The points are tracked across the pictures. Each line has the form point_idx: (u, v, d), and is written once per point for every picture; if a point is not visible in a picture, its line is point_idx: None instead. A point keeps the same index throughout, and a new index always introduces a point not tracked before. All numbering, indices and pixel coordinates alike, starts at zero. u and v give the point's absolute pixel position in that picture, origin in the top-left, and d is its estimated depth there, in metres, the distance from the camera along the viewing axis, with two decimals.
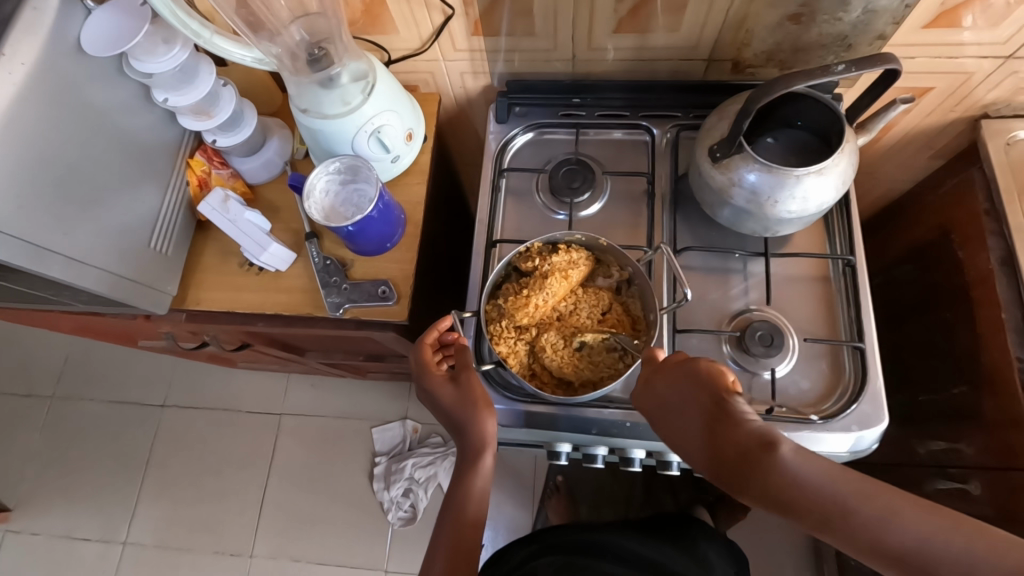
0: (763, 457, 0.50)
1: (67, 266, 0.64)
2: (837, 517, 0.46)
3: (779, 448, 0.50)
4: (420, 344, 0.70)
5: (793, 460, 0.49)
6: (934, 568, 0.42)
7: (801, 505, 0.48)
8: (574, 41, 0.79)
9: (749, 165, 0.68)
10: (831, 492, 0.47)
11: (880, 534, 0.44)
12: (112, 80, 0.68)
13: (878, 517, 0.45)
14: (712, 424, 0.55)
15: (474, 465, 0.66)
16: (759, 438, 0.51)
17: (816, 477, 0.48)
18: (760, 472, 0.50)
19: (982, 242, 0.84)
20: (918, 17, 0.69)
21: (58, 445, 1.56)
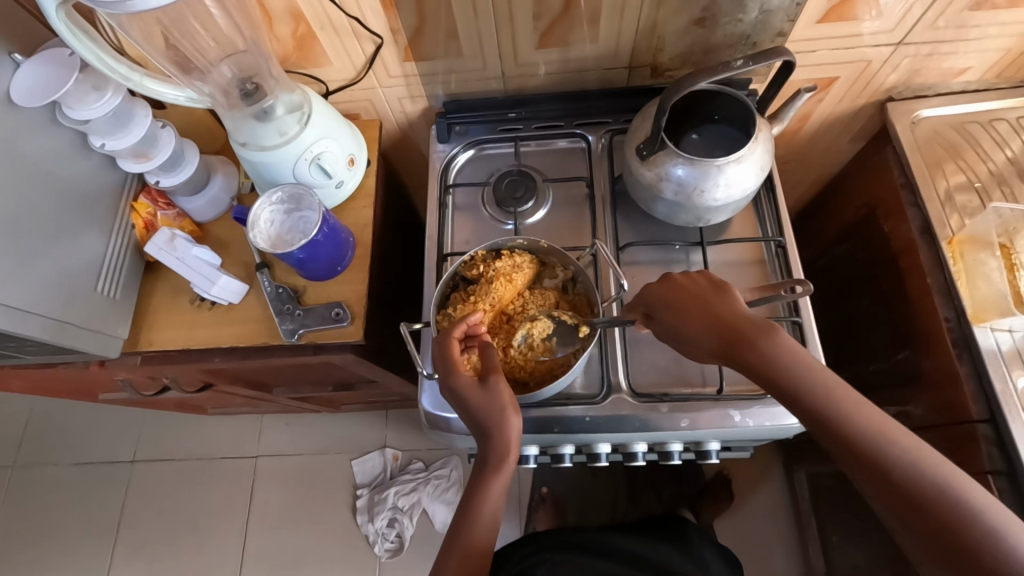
0: (771, 337, 0.55)
1: (9, 315, 0.64)
2: (814, 395, 0.52)
3: (779, 331, 0.55)
4: (449, 337, 0.65)
5: (788, 342, 0.55)
6: (884, 451, 0.49)
7: (799, 379, 0.53)
8: (502, 59, 0.83)
9: (674, 160, 0.72)
10: (819, 377, 0.53)
11: (849, 418, 0.51)
12: (46, 129, 0.68)
13: (852, 407, 0.52)
14: (721, 308, 0.57)
15: (496, 471, 0.62)
16: (764, 321, 0.56)
17: (806, 359, 0.54)
18: (763, 348, 0.54)
19: (902, 214, 0.90)
20: (811, 13, 0.76)
21: (22, 515, 1.49)
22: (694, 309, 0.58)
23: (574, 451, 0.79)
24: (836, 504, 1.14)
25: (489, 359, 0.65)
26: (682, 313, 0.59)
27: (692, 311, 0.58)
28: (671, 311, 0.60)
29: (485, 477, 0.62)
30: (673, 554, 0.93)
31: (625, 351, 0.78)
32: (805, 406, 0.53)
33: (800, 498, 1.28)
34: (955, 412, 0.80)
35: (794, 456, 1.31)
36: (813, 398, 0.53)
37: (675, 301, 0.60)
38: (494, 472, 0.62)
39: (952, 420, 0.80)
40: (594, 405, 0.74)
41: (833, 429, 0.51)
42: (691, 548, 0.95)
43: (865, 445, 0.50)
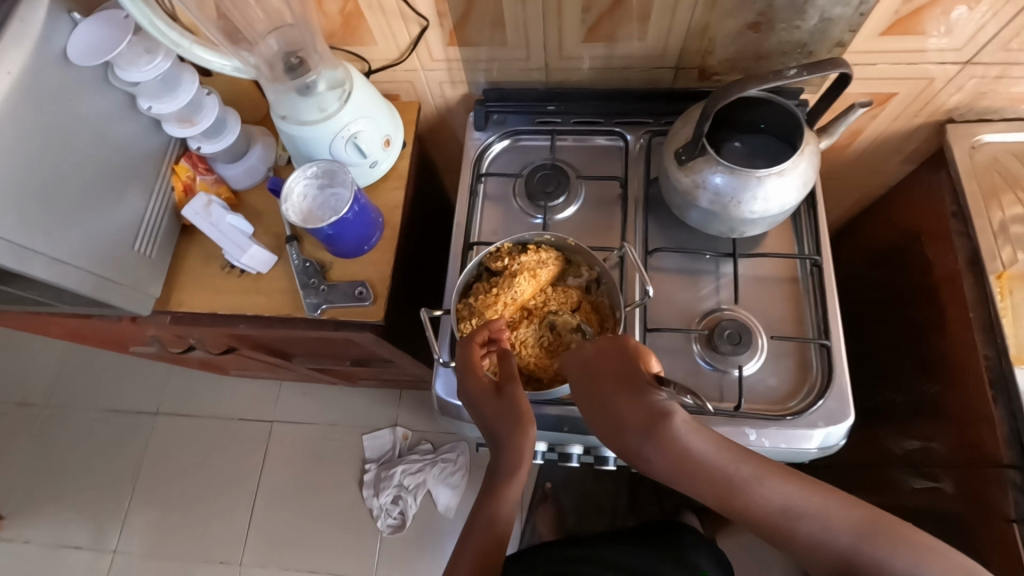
0: (658, 429, 0.48)
1: (51, 266, 0.66)
2: (710, 485, 0.47)
3: (672, 423, 0.48)
4: (468, 341, 0.66)
5: (681, 432, 0.48)
6: (794, 525, 0.44)
7: (692, 478, 0.47)
8: (546, 50, 0.82)
9: (713, 168, 0.70)
10: (715, 464, 0.46)
11: (748, 497, 0.45)
12: (98, 89, 0.71)
13: (754, 487, 0.45)
14: (616, 393, 0.52)
15: (508, 483, 0.57)
16: (656, 410, 0.49)
17: (700, 448, 0.47)
18: (649, 442, 0.49)
19: (949, 243, 0.86)
20: (874, 24, 0.72)
21: (51, 453, 1.57)
22: (596, 391, 0.54)
23: (582, 452, 0.79)
24: None
25: (506, 366, 0.63)
26: (586, 395, 0.55)
27: (592, 399, 0.54)
28: (580, 389, 0.56)
29: (499, 484, 0.58)
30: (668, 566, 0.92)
31: None
32: (710, 500, 0.48)
33: None
34: (981, 453, 0.77)
35: None
36: (710, 492, 0.47)
37: (585, 380, 0.56)
38: (506, 484, 0.57)
39: (975, 459, 0.78)
40: None
41: (738, 513, 0.46)
42: (688, 561, 0.93)
43: (776, 525, 0.44)
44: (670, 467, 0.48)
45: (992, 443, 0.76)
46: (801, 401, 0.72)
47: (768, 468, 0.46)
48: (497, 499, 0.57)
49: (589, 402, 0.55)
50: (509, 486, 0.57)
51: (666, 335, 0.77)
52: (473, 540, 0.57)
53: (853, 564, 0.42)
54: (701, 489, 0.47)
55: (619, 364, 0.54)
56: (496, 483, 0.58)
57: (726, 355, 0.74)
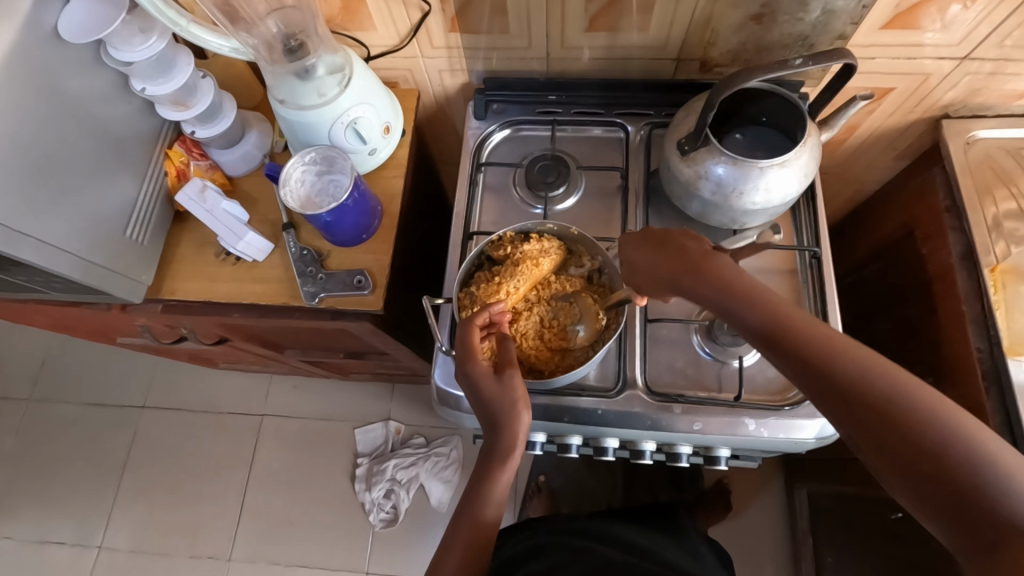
0: (710, 258, 0.56)
1: (39, 250, 0.64)
2: (753, 313, 0.52)
3: (724, 258, 0.56)
4: (470, 324, 0.64)
5: (733, 264, 0.55)
6: (828, 364, 0.48)
7: (736, 301, 0.53)
8: (548, 38, 0.81)
9: (716, 158, 0.70)
10: (764, 298, 0.52)
11: (791, 332, 0.50)
12: (89, 68, 0.68)
13: (798, 322, 0.50)
14: (675, 237, 0.59)
15: (502, 465, 0.62)
16: (711, 249, 0.57)
17: (750, 282, 0.53)
18: (701, 267, 0.55)
19: (944, 238, 0.87)
20: (875, 18, 0.72)
21: (34, 448, 1.53)
22: (655, 240, 0.61)
23: (580, 443, 0.78)
24: (836, 526, 1.12)
25: (506, 352, 0.64)
26: (644, 245, 0.61)
27: (648, 241, 0.61)
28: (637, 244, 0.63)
29: (491, 470, 0.62)
30: (670, 546, 0.90)
31: (643, 348, 0.76)
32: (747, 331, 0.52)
33: (798, 515, 1.25)
34: None
35: (795, 472, 1.29)
36: (757, 321, 0.52)
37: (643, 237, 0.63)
38: (499, 466, 0.61)
39: None
40: (606, 399, 0.73)
41: (780, 350, 0.50)
42: (687, 542, 0.91)
43: (815, 365, 0.48)
44: (718, 289, 0.54)
45: None
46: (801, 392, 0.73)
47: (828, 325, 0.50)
48: (488, 483, 0.62)
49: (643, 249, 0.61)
50: (503, 467, 0.61)
51: (667, 325, 0.78)
52: (465, 523, 0.61)
53: (897, 415, 0.44)
54: (749, 318, 0.52)
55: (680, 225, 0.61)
56: (489, 465, 0.62)
57: (726, 346, 0.74)
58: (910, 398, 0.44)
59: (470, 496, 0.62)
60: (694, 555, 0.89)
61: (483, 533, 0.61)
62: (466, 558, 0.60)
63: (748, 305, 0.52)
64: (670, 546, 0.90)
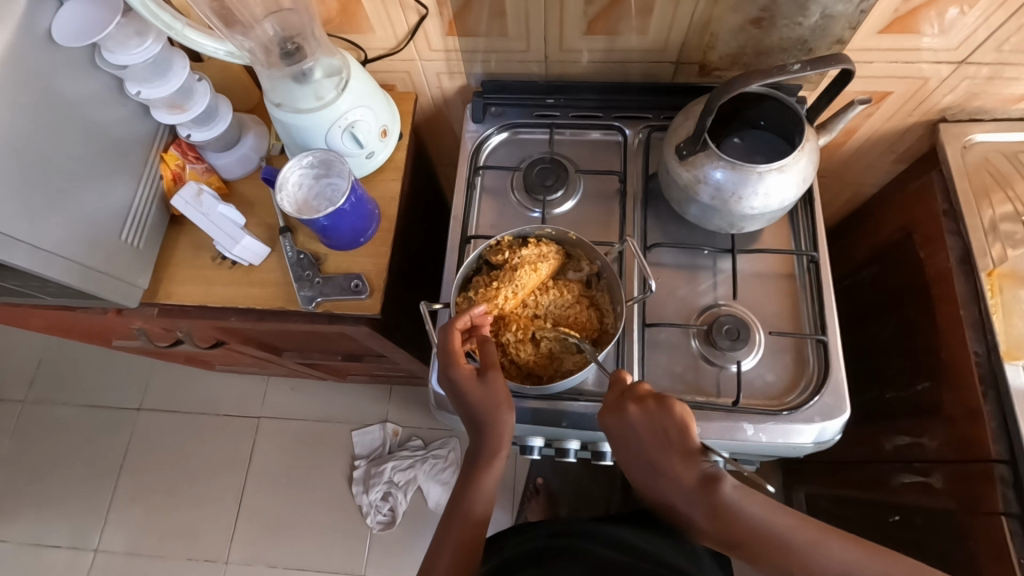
0: (711, 492, 0.55)
1: (33, 254, 0.64)
2: (777, 554, 0.53)
3: (724, 484, 0.55)
4: (452, 328, 0.63)
5: (733, 496, 0.54)
6: None
7: (747, 538, 0.54)
8: (547, 41, 0.81)
9: (714, 163, 0.70)
10: (776, 530, 0.53)
11: (811, 564, 0.52)
12: (84, 71, 0.68)
13: (812, 552, 0.52)
14: (664, 454, 0.57)
15: (487, 467, 0.63)
16: (707, 475, 0.55)
17: (756, 515, 0.54)
18: (707, 503, 0.55)
19: (941, 241, 0.87)
20: (873, 22, 0.72)
21: (29, 450, 1.53)
22: (642, 453, 0.58)
23: (579, 447, 0.78)
24: None
25: (488, 353, 0.64)
26: (631, 454, 0.59)
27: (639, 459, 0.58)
28: (623, 451, 0.60)
29: (477, 471, 0.63)
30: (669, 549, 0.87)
31: (641, 352, 0.75)
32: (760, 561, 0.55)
33: None
34: (969, 450, 0.79)
35: (794, 473, 1.29)
36: (773, 553, 0.53)
37: (627, 440, 0.59)
38: (485, 467, 0.63)
39: (966, 456, 0.79)
40: None
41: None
42: (686, 545, 0.88)
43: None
44: (730, 530, 0.54)
45: (981, 438, 0.77)
46: (798, 397, 0.73)
47: (824, 529, 0.54)
48: (475, 482, 0.63)
49: (636, 454, 0.58)
50: (489, 468, 0.62)
51: (665, 329, 0.77)
52: (455, 524, 0.63)
53: None
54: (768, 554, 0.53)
55: (661, 427, 0.57)
56: (475, 466, 0.63)
57: (725, 350, 0.74)
58: None
59: (459, 494, 0.63)
60: (693, 560, 0.86)
61: (473, 533, 0.63)
62: (457, 557, 0.62)
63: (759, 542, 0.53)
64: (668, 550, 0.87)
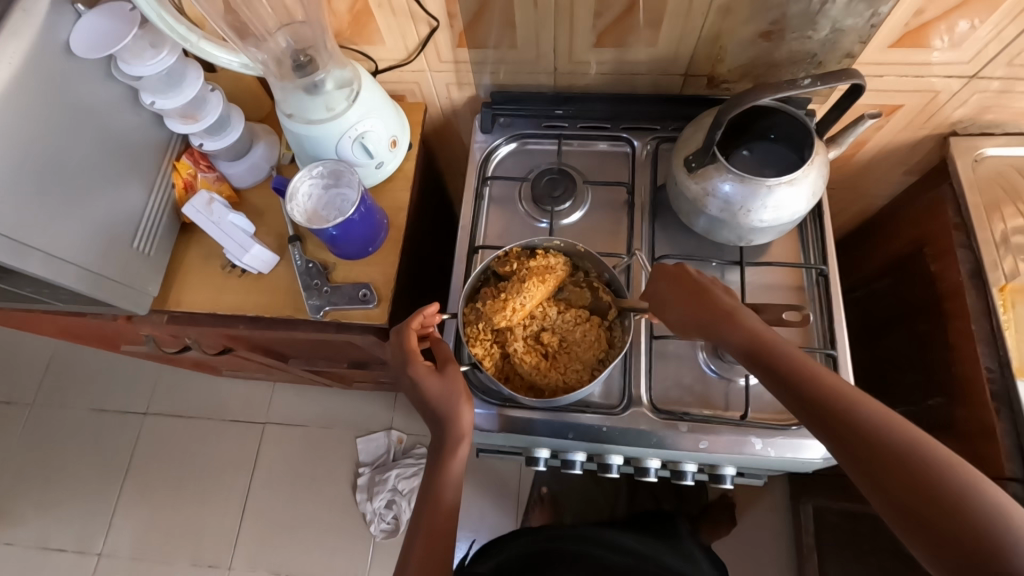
0: (740, 312, 0.59)
1: (47, 262, 0.64)
2: (785, 367, 0.54)
3: (754, 314, 0.59)
4: (406, 328, 0.67)
5: (761, 323, 0.58)
6: (848, 410, 0.50)
7: (763, 349, 0.56)
8: (556, 53, 0.82)
9: (723, 175, 0.69)
10: (790, 355, 0.55)
11: (814, 378, 0.53)
12: (100, 82, 0.69)
13: (818, 372, 0.53)
14: (705, 283, 0.62)
15: (451, 456, 0.63)
16: (741, 304, 0.60)
17: (780, 340, 0.57)
18: (730, 320, 0.58)
19: (953, 256, 0.86)
20: (884, 36, 0.72)
21: (37, 453, 1.54)
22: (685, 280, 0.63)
23: (584, 459, 0.78)
24: (843, 541, 1.10)
25: (443, 351, 0.67)
26: (672, 285, 0.64)
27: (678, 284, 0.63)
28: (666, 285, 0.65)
29: (442, 459, 0.63)
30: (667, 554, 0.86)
31: (649, 364, 0.75)
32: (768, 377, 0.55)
33: (803, 531, 1.24)
34: (983, 467, 0.78)
35: (801, 485, 1.27)
36: (782, 375, 0.54)
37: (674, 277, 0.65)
38: (451, 456, 0.63)
39: (978, 473, 0.78)
40: (612, 415, 0.72)
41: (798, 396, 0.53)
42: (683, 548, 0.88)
43: (832, 413, 0.51)
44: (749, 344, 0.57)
45: (995, 455, 0.76)
46: None
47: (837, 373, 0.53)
48: (443, 472, 0.63)
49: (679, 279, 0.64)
50: (452, 455, 0.63)
51: (672, 342, 0.77)
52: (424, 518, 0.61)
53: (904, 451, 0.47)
54: (774, 371, 0.55)
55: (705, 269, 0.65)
56: (439, 455, 0.63)
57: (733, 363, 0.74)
58: (921, 441, 0.47)
59: (426, 487, 0.63)
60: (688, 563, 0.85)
61: (441, 528, 0.61)
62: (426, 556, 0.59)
63: (774, 353, 0.55)
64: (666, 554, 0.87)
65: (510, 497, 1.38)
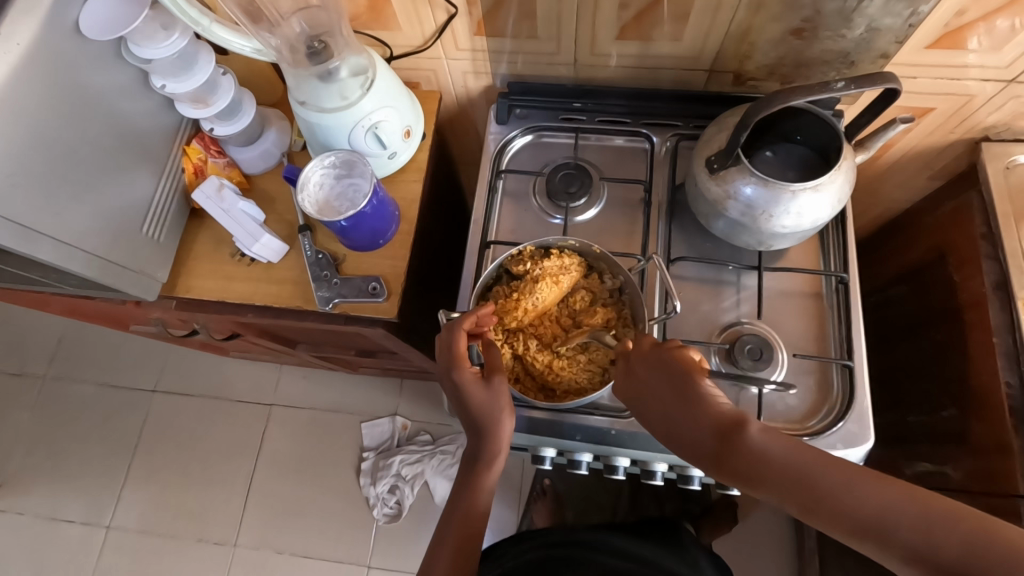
0: (730, 431, 0.50)
1: (57, 248, 0.64)
2: (792, 485, 0.47)
3: (745, 424, 0.50)
4: (457, 328, 0.64)
5: (756, 435, 0.49)
6: (861, 517, 0.44)
7: (765, 476, 0.48)
8: (577, 44, 0.79)
9: (746, 178, 0.67)
10: (807, 470, 0.47)
11: (821, 493, 0.46)
12: (110, 64, 0.67)
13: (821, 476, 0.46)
14: (681, 392, 0.54)
15: (486, 469, 0.64)
16: (725, 414, 0.51)
17: (775, 450, 0.48)
18: (723, 443, 0.50)
19: (977, 266, 0.84)
20: (922, 37, 0.69)
21: (47, 426, 1.56)
22: (660, 394, 0.56)
23: (591, 459, 0.77)
24: (846, 546, 1.10)
25: (493, 357, 0.65)
26: (646, 402, 0.57)
27: (656, 403, 0.56)
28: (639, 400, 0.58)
29: (477, 473, 0.64)
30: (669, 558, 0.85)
31: None
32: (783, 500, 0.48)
33: (805, 534, 1.24)
34: (995, 483, 0.77)
35: None
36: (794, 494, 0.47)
37: (641, 389, 0.58)
38: (485, 468, 0.64)
39: (991, 489, 0.78)
40: (621, 419, 0.71)
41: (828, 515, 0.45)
42: (687, 554, 0.86)
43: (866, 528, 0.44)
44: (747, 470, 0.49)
45: (1010, 472, 0.75)
46: (820, 422, 0.71)
47: (844, 467, 0.46)
48: (475, 483, 0.64)
49: (654, 396, 0.56)
50: (487, 473, 0.64)
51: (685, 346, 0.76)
52: (454, 522, 0.63)
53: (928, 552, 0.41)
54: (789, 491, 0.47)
55: (670, 367, 0.56)
56: (476, 470, 0.64)
57: (745, 370, 0.72)
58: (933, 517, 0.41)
59: (459, 493, 0.64)
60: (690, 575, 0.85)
61: (469, 532, 0.63)
62: (458, 557, 0.62)
63: (776, 471, 0.48)
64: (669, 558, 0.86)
65: (513, 489, 1.38)
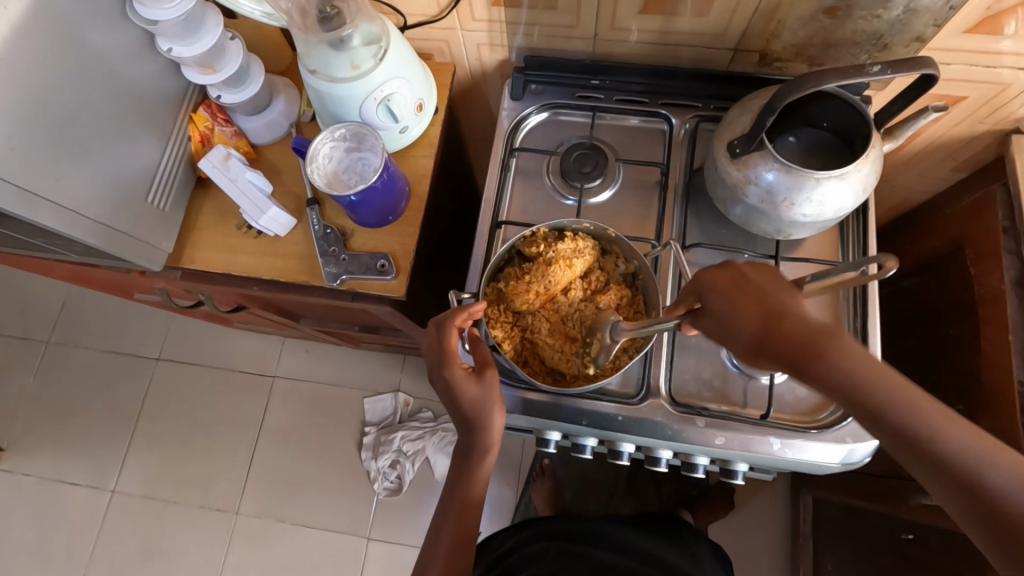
0: (831, 337, 0.45)
1: (62, 215, 0.62)
2: (865, 396, 0.44)
3: (844, 335, 0.45)
4: (450, 326, 0.62)
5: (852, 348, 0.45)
6: (916, 433, 0.43)
7: (850, 385, 0.44)
8: (598, 19, 0.76)
9: (768, 163, 0.65)
10: (881, 386, 0.44)
11: (885, 408, 0.44)
12: (114, 25, 0.65)
13: (896, 393, 0.44)
14: (777, 294, 0.47)
15: (478, 463, 0.65)
16: (827, 322, 0.46)
17: (861, 365, 0.44)
18: (822, 350, 0.45)
19: (997, 262, 0.82)
20: (959, 20, 0.66)
21: (52, 390, 1.57)
22: (751, 293, 0.48)
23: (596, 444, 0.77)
24: (842, 535, 1.11)
25: (482, 352, 0.64)
26: (730, 295, 0.49)
27: (744, 299, 0.48)
28: (718, 292, 0.50)
29: (472, 467, 0.64)
30: (668, 550, 0.86)
31: (670, 355, 0.73)
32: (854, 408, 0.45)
33: (801, 521, 1.25)
34: None
35: (803, 477, 1.27)
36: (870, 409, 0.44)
37: (724, 291, 0.50)
38: (476, 463, 0.64)
39: None
40: (628, 405, 0.71)
41: (885, 423, 0.44)
42: (686, 547, 0.88)
43: (926, 450, 0.43)
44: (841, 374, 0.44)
45: None
46: (830, 414, 0.70)
47: (923, 395, 0.45)
48: (467, 477, 0.64)
49: (745, 295, 0.48)
50: (481, 465, 0.64)
51: (696, 334, 0.75)
52: (449, 520, 0.63)
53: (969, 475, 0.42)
54: (870, 403, 0.44)
55: (766, 276, 0.49)
56: (467, 464, 0.64)
57: None
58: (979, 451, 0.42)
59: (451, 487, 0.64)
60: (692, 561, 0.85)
61: (464, 529, 0.63)
62: (454, 547, 0.63)
63: (862, 381, 0.44)
64: (668, 550, 0.87)
65: (512, 468, 1.39)
